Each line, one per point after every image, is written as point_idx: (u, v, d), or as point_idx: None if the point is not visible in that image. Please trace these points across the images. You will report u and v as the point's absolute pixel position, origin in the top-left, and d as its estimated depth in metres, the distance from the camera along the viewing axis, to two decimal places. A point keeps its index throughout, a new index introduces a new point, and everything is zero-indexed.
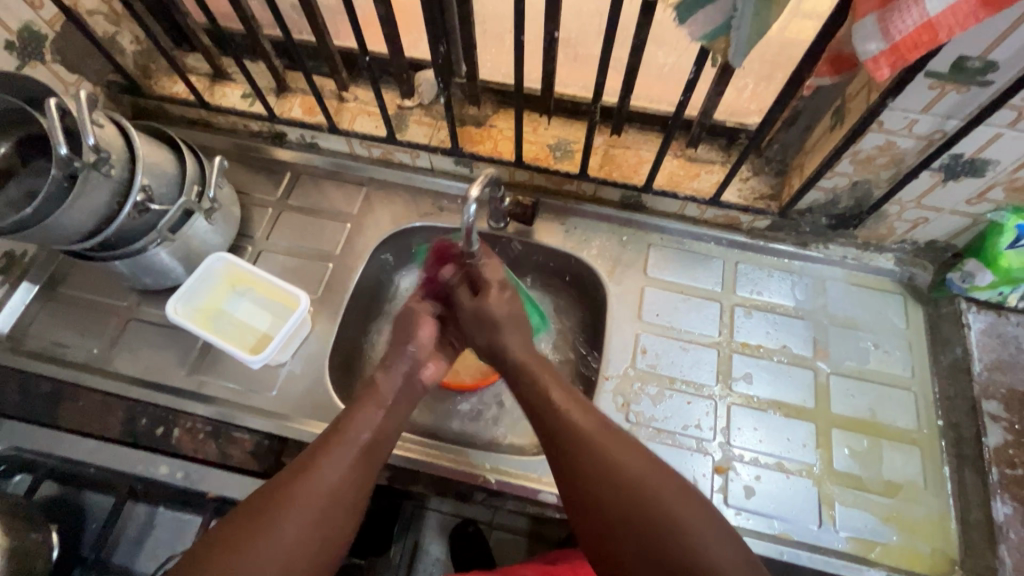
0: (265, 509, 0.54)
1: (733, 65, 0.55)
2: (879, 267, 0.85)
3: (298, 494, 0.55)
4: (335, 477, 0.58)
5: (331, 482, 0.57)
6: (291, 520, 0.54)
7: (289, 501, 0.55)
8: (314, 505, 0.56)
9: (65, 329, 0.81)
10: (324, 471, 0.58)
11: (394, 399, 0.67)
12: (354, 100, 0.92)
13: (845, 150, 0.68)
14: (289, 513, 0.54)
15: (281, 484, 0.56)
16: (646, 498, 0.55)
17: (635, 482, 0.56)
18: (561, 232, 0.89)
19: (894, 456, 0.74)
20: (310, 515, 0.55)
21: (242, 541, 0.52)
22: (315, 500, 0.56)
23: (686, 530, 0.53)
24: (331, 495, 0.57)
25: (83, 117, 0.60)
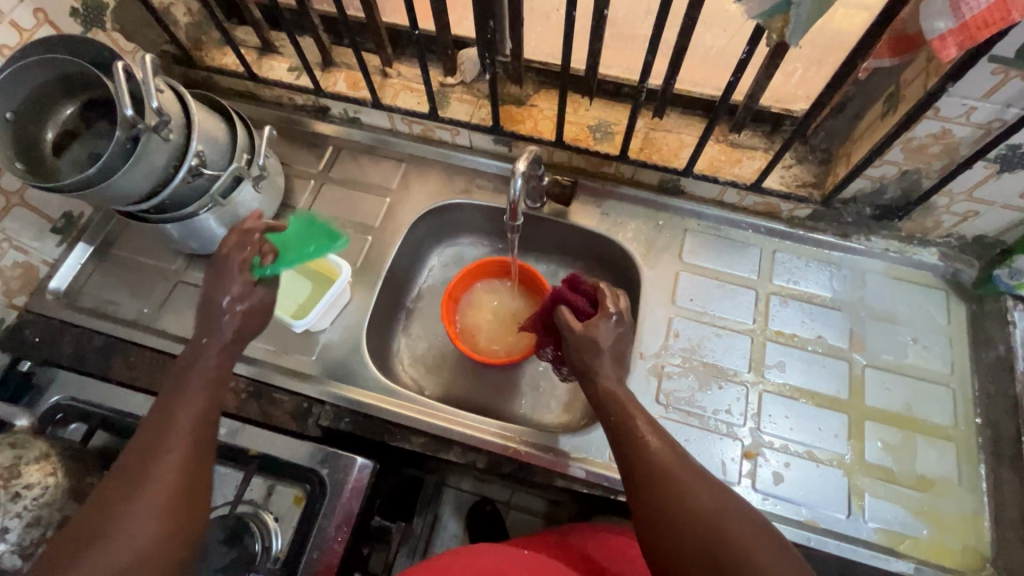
0: (94, 524, 0.49)
1: (788, 45, 0.55)
2: (922, 261, 0.83)
3: (120, 499, 0.50)
4: (168, 466, 0.53)
5: (162, 479, 0.51)
6: (128, 511, 0.50)
7: (115, 507, 0.49)
8: (148, 499, 0.50)
9: (118, 288, 0.85)
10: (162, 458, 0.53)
11: (256, 335, 0.66)
12: (397, 76, 0.93)
13: (896, 137, 0.67)
14: (132, 505, 0.50)
15: (126, 475, 0.52)
16: (666, 493, 0.53)
17: (670, 483, 0.53)
18: (597, 214, 0.89)
19: (929, 452, 0.74)
20: (150, 512, 0.50)
21: (79, 546, 0.48)
22: (152, 492, 0.51)
23: (720, 538, 0.50)
24: (170, 488, 0.52)
25: (147, 81, 0.62)
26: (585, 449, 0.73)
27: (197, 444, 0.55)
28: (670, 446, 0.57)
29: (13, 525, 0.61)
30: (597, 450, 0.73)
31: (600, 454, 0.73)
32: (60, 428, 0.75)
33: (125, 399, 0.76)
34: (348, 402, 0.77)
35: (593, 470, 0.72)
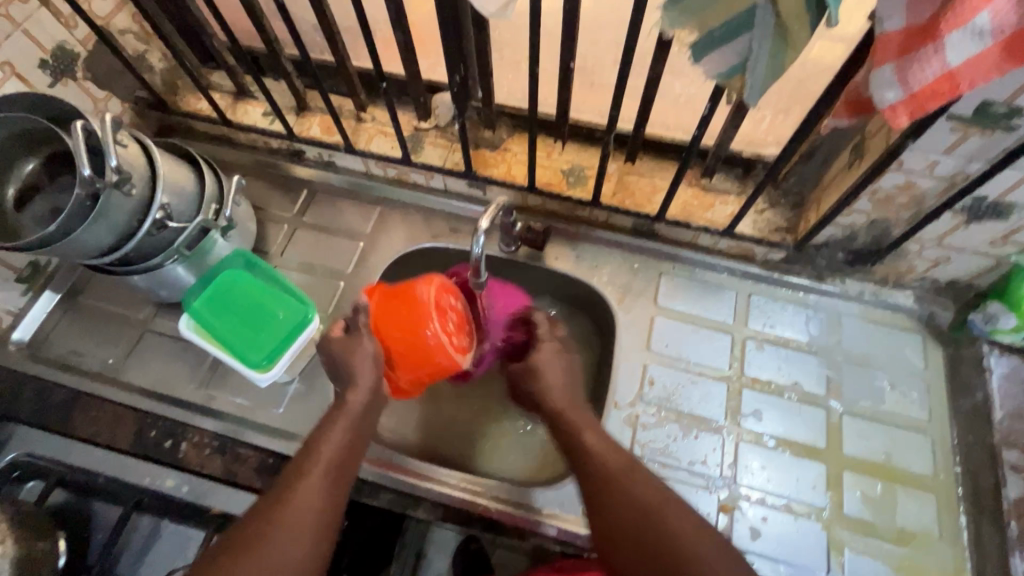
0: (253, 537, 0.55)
1: (748, 104, 0.55)
2: (897, 304, 0.83)
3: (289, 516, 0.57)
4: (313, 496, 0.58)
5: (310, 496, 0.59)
6: (270, 548, 0.54)
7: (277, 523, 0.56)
8: (302, 533, 0.56)
9: (84, 338, 0.83)
10: (308, 492, 0.59)
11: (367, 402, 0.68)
12: (371, 120, 0.93)
13: (863, 188, 0.67)
14: (273, 534, 0.55)
15: (275, 504, 0.58)
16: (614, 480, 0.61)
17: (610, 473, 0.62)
18: (572, 257, 0.89)
19: (909, 504, 0.72)
20: (295, 541, 0.55)
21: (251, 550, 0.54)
22: (310, 511, 0.57)
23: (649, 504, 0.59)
24: (316, 510, 0.58)
25: (107, 140, 0.62)
26: (556, 504, 0.71)
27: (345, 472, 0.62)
28: (618, 454, 0.64)
29: None
30: (570, 506, 0.71)
31: (573, 510, 0.71)
32: (19, 485, 0.77)
33: (87, 456, 0.75)
34: None
35: (565, 528, 0.70)
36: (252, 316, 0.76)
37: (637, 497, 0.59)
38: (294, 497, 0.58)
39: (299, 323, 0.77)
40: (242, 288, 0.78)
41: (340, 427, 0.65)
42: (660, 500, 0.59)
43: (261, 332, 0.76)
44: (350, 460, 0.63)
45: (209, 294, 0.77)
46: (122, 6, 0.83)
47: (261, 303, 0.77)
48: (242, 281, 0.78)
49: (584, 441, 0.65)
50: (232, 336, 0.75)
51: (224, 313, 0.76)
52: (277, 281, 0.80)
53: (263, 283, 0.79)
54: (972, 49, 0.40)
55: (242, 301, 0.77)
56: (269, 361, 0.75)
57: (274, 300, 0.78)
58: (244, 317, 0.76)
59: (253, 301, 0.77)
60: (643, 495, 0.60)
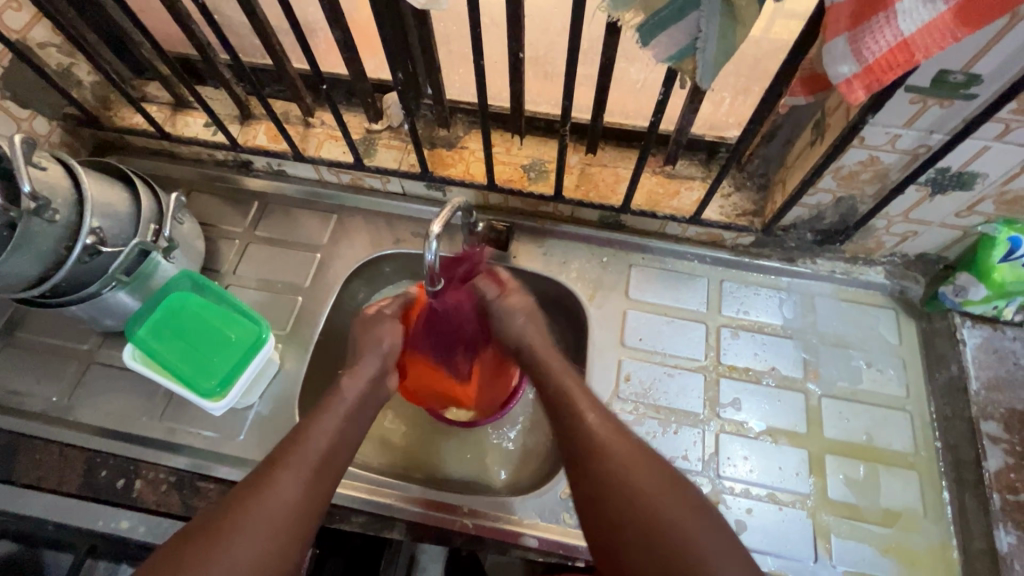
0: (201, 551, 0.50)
1: (702, 88, 0.52)
2: (869, 281, 0.82)
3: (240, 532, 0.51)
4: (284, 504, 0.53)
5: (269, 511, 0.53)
6: (228, 556, 0.50)
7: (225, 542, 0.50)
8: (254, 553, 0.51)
9: (24, 375, 0.78)
10: (278, 492, 0.54)
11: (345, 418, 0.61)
12: (320, 125, 0.89)
13: (827, 166, 0.65)
14: (231, 537, 0.50)
15: (234, 507, 0.52)
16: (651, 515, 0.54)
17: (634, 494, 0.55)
18: (539, 255, 0.86)
19: (892, 483, 0.71)
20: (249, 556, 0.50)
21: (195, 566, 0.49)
22: (275, 520, 0.52)
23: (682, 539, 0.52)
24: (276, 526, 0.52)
25: (18, 163, 0.57)
26: (537, 514, 0.69)
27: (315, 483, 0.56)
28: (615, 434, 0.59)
29: None
30: (551, 515, 0.69)
31: (554, 519, 0.69)
32: None
33: (32, 503, 0.69)
34: None
35: (546, 538, 0.68)
36: (203, 339, 0.72)
37: (632, 481, 0.55)
38: (259, 502, 0.53)
39: (253, 344, 0.73)
40: (190, 311, 0.73)
41: (319, 427, 0.59)
42: (645, 476, 0.56)
43: (214, 356, 0.72)
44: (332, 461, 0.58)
45: (159, 319, 0.72)
46: (37, 17, 0.77)
47: (214, 325, 0.73)
48: (190, 303, 0.74)
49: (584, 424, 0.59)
50: (181, 363, 0.70)
51: (173, 339, 0.71)
52: (230, 301, 0.75)
53: (214, 305, 0.74)
54: (925, 17, 0.39)
55: (192, 325, 0.72)
56: (225, 386, 0.70)
57: (225, 322, 0.73)
58: (194, 341, 0.72)
59: (205, 324, 0.73)
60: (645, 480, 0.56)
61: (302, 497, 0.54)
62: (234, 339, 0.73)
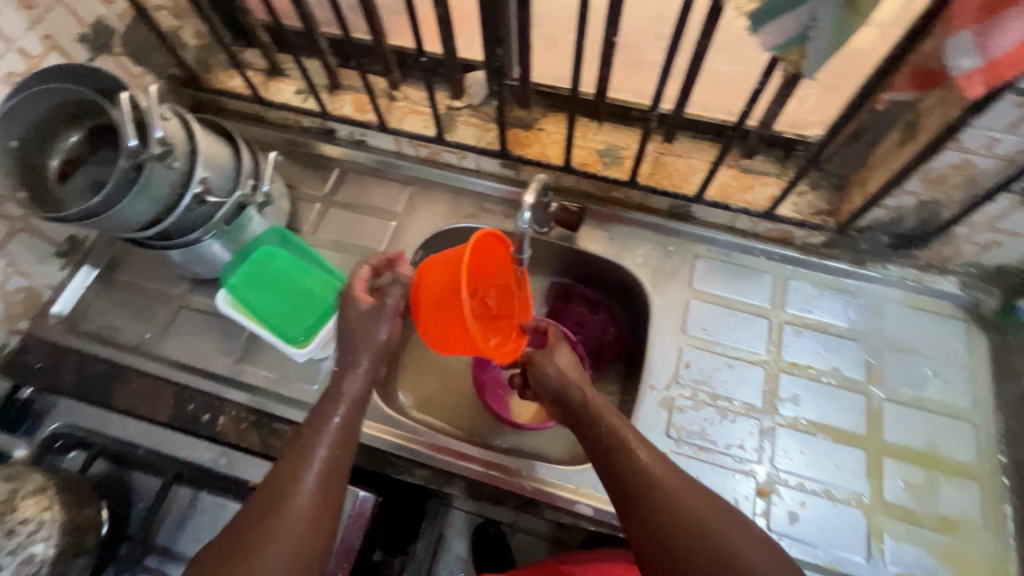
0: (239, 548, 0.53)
1: (806, 76, 0.54)
2: (940, 290, 0.81)
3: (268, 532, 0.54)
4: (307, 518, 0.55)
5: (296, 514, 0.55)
6: None
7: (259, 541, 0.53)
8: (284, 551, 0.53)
9: (120, 312, 0.84)
10: (294, 503, 0.55)
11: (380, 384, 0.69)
12: (404, 99, 0.92)
13: (917, 167, 0.65)
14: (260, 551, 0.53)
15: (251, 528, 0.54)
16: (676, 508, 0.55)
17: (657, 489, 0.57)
18: (604, 239, 0.88)
19: (952, 492, 0.71)
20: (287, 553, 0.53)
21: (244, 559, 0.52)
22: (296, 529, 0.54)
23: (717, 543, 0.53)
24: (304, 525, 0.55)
25: (152, 111, 0.61)
26: (593, 485, 0.71)
27: (330, 490, 0.58)
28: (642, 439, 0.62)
29: (8, 562, 0.59)
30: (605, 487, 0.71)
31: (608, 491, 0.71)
32: (59, 455, 0.76)
33: (125, 427, 0.75)
34: None
35: (600, 508, 0.70)
36: (290, 290, 0.78)
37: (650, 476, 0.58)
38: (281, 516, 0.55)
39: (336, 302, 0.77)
40: (280, 262, 0.79)
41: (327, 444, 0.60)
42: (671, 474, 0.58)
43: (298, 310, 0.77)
44: (343, 455, 0.61)
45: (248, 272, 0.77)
46: None
47: (301, 279, 0.79)
48: (280, 255, 0.79)
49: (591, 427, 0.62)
50: (274, 312, 0.76)
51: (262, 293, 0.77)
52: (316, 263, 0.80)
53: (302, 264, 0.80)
54: None
55: (281, 277, 0.78)
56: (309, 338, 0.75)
57: (310, 278, 0.79)
58: (280, 295, 0.77)
59: (295, 277, 0.79)
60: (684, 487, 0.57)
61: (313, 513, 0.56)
62: (318, 294, 0.78)
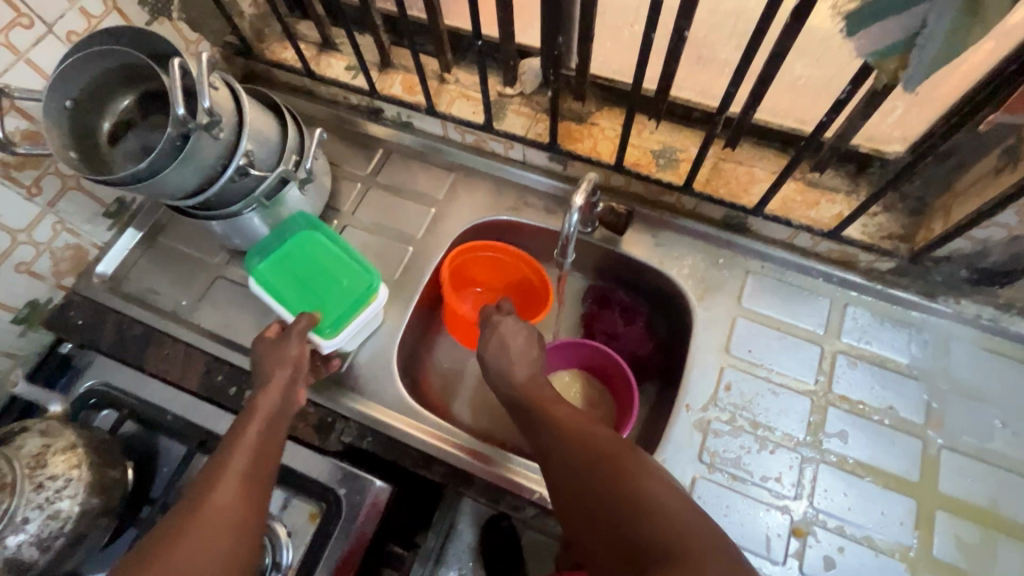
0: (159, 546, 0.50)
1: (902, 87, 0.48)
2: (1020, 334, 0.74)
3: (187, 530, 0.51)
4: (224, 502, 0.54)
5: (218, 507, 0.53)
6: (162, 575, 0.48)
7: (177, 538, 0.51)
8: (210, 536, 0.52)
9: (160, 277, 0.85)
10: (219, 497, 0.54)
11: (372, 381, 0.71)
12: (454, 83, 0.89)
13: (1015, 198, 0.58)
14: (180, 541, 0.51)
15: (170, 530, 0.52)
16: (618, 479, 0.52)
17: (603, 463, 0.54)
18: (650, 245, 0.83)
19: (1011, 556, 0.65)
20: (212, 541, 0.51)
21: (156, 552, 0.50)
22: (219, 520, 0.53)
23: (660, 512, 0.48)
24: (230, 514, 0.53)
25: (202, 80, 0.60)
26: None
27: (257, 483, 0.57)
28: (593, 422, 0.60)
29: (35, 516, 0.59)
30: None
31: None
32: (93, 412, 0.77)
33: (157, 392, 0.77)
34: (374, 421, 0.75)
35: None
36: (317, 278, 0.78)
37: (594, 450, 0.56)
38: (202, 511, 0.53)
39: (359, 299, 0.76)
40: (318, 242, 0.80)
41: (250, 434, 0.60)
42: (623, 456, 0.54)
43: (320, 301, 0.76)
44: (267, 453, 0.60)
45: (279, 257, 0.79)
46: None
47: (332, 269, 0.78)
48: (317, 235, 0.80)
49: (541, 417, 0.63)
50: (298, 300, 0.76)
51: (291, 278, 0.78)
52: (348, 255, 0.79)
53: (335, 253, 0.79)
54: None
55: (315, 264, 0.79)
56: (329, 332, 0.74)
57: (339, 269, 0.78)
58: (308, 280, 0.78)
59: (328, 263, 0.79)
60: (628, 463, 0.53)
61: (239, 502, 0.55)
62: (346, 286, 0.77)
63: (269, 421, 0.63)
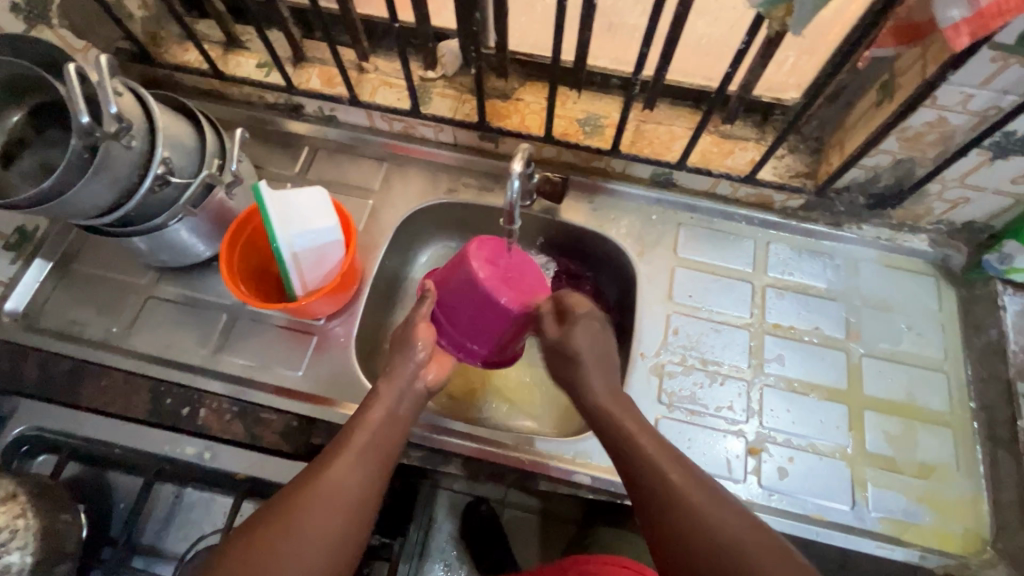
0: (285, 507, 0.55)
1: (791, 34, 0.54)
2: (913, 248, 0.84)
3: (308, 497, 0.55)
4: (345, 482, 0.57)
5: (341, 484, 0.57)
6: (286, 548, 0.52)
7: (303, 506, 0.54)
8: (335, 505, 0.56)
9: (82, 306, 0.79)
10: (341, 477, 0.57)
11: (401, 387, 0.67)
12: (374, 71, 0.88)
13: (894, 126, 0.66)
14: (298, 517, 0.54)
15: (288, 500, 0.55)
16: (674, 489, 0.55)
17: (660, 473, 0.56)
18: (589, 210, 0.87)
19: (929, 440, 0.74)
20: (327, 516, 0.55)
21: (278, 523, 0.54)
22: (334, 504, 0.56)
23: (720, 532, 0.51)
24: (346, 495, 0.57)
25: (105, 84, 0.56)
26: (588, 454, 0.72)
27: (379, 466, 0.60)
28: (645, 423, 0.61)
29: None
30: (602, 455, 0.72)
31: (605, 459, 0.72)
32: (27, 460, 0.74)
33: (97, 427, 0.72)
34: (340, 420, 0.73)
35: (598, 476, 0.71)
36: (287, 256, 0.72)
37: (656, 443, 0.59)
38: (315, 486, 0.56)
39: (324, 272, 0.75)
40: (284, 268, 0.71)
41: (376, 415, 0.63)
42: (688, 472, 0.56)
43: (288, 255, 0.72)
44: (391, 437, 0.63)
45: (263, 213, 0.65)
46: None
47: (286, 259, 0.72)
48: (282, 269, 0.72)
49: (617, 414, 0.62)
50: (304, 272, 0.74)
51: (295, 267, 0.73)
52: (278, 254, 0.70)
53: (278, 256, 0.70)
54: None
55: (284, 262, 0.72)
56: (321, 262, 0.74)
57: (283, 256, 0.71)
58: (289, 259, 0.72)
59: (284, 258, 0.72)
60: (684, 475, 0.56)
61: (357, 493, 0.57)
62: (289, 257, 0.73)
63: (391, 410, 0.64)
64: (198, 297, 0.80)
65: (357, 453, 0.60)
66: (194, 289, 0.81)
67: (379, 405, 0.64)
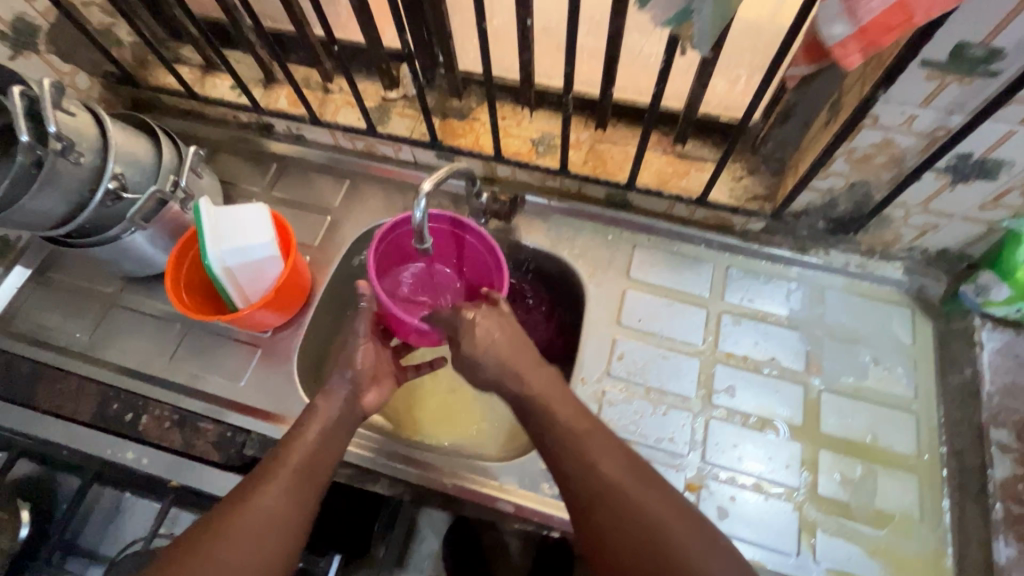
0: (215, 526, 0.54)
1: (700, 53, 0.52)
2: (885, 277, 0.78)
3: (237, 521, 0.54)
4: (274, 504, 0.56)
5: (269, 505, 0.55)
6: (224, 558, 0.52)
7: (231, 528, 0.53)
8: (265, 523, 0.54)
9: (51, 312, 0.84)
10: (267, 499, 0.56)
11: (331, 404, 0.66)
12: (338, 92, 0.91)
13: (838, 148, 0.63)
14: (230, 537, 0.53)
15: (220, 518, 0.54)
16: (630, 507, 0.53)
17: (619, 489, 0.54)
18: (543, 230, 0.86)
19: (890, 485, 0.68)
20: (256, 538, 0.54)
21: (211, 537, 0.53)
22: (260, 527, 0.54)
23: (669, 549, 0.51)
24: (277, 516, 0.55)
25: (47, 105, 0.60)
26: (516, 481, 0.70)
27: (310, 485, 0.59)
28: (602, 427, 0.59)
29: None
30: (531, 483, 0.70)
31: (534, 487, 0.69)
32: None
33: (47, 427, 0.75)
34: (274, 432, 0.74)
35: (523, 505, 0.69)
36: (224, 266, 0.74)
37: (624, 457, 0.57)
38: (248, 506, 0.55)
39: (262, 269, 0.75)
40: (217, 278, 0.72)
41: (306, 434, 0.61)
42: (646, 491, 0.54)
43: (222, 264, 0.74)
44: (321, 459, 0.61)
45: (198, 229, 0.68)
46: None
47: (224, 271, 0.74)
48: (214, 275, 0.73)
49: (568, 421, 0.58)
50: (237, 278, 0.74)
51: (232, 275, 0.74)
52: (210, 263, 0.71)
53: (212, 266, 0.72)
54: None
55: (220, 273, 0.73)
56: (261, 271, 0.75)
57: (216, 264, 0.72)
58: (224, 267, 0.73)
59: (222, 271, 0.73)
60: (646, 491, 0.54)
61: (284, 508, 0.56)
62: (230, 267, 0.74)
63: (326, 428, 0.63)
64: (156, 306, 0.83)
65: (292, 480, 0.58)
66: (154, 298, 0.84)
67: (313, 421, 0.63)
